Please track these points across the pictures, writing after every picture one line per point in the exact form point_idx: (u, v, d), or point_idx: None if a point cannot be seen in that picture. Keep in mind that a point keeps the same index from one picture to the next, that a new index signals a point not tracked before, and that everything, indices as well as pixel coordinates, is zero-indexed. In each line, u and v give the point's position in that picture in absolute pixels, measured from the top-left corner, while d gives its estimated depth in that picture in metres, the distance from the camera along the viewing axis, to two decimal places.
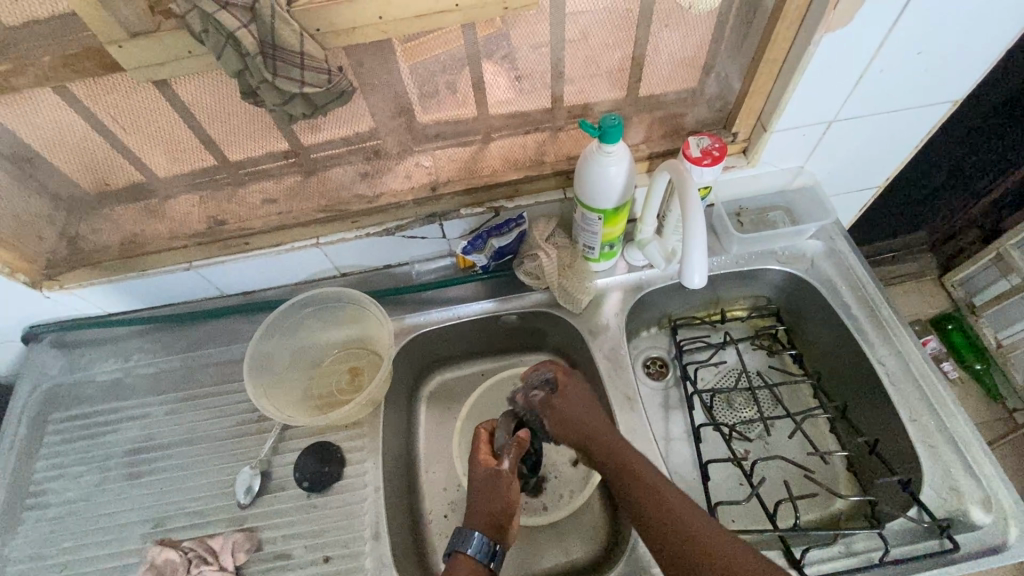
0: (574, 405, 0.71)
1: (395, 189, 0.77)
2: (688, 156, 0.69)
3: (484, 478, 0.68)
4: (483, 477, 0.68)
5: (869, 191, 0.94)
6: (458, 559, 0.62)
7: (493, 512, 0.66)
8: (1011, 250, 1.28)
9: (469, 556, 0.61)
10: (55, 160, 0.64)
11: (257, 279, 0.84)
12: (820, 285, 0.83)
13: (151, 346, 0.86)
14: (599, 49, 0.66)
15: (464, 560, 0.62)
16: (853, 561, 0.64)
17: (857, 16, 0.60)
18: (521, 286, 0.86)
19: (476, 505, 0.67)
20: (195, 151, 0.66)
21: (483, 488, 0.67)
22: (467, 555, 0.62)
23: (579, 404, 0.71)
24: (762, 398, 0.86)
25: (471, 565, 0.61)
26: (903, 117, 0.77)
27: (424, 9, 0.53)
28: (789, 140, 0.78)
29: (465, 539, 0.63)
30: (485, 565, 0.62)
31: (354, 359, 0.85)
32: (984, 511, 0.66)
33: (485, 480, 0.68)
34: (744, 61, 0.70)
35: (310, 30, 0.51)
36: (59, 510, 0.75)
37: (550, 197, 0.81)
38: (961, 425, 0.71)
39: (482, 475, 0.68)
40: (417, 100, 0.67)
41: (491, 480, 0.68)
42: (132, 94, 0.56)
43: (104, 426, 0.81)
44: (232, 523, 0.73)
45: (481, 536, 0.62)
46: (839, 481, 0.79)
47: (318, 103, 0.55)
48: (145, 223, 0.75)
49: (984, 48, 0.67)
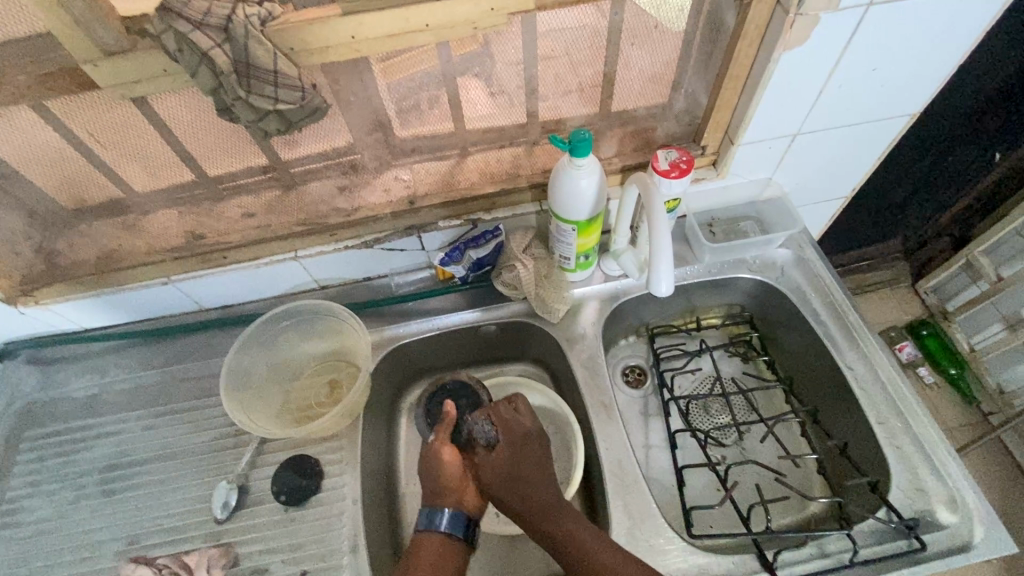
0: (512, 476, 0.68)
1: (373, 204, 0.78)
2: (656, 168, 0.71)
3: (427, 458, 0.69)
4: (431, 460, 0.69)
5: (836, 201, 0.97)
6: (426, 535, 0.65)
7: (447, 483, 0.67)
8: (979, 257, 1.31)
9: (439, 532, 0.65)
10: (32, 176, 0.64)
11: (237, 292, 0.85)
12: (790, 292, 0.85)
13: (129, 361, 0.85)
14: (570, 66, 0.68)
15: (437, 535, 0.65)
16: (825, 562, 0.65)
17: (814, 33, 0.63)
18: (500, 297, 0.87)
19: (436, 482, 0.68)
20: (172, 166, 0.67)
21: (431, 466, 0.68)
22: (438, 531, 0.65)
23: (515, 472, 0.68)
24: (737, 404, 0.87)
25: (441, 539, 0.65)
26: (864, 130, 0.80)
27: (395, 29, 0.54)
28: (756, 152, 0.80)
29: (433, 517, 0.66)
30: (459, 538, 0.65)
31: (333, 372, 0.85)
32: (951, 511, 0.67)
33: (431, 463, 0.68)
34: (709, 77, 0.73)
35: (284, 49, 0.53)
36: (31, 529, 0.74)
37: (526, 209, 0.82)
38: (925, 425, 0.73)
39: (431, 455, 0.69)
40: (393, 116, 0.68)
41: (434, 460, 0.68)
42: (108, 110, 0.57)
43: (79, 443, 0.80)
44: (209, 538, 0.73)
45: (450, 511, 0.66)
46: (812, 484, 0.80)
47: (292, 119, 0.56)
48: (123, 238, 0.75)
49: (935, 63, 0.71)
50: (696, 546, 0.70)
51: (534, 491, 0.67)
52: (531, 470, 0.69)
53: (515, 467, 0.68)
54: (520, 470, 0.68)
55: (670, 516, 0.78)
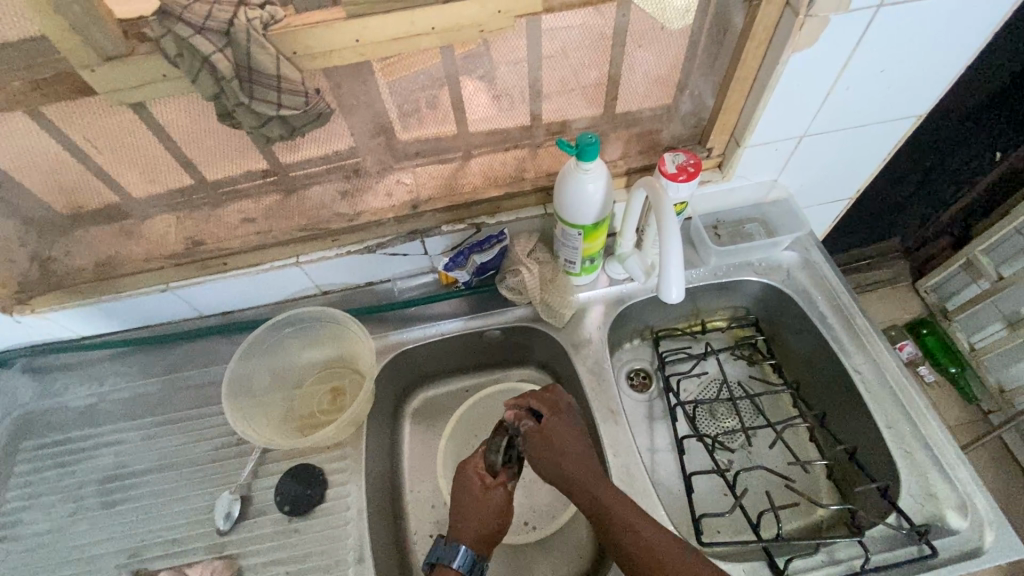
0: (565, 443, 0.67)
1: (375, 208, 0.77)
2: (664, 172, 0.71)
3: (468, 492, 0.69)
4: (475, 493, 0.68)
5: (840, 202, 0.96)
6: (440, 569, 0.64)
7: (480, 525, 0.67)
8: (980, 257, 1.31)
9: (451, 569, 0.64)
10: (28, 183, 0.62)
11: (237, 298, 0.83)
12: (796, 295, 0.84)
13: (127, 369, 0.84)
14: (576, 67, 0.67)
15: (445, 570, 0.64)
16: (836, 569, 0.65)
17: (825, 33, 0.62)
18: (504, 301, 0.86)
19: (467, 518, 0.67)
20: (171, 172, 0.66)
21: (472, 501, 0.68)
22: (450, 567, 0.64)
23: (564, 446, 0.67)
24: (743, 408, 0.86)
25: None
26: (870, 131, 0.79)
27: (400, 32, 0.53)
28: (762, 154, 0.80)
29: (449, 553, 0.64)
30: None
31: (336, 378, 0.84)
32: (961, 516, 0.67)
33: (475, 496, 0.68)
34: (716, 79, 0.72)
35: (287, 53, 0.52)
36: (30, 542, 0.73)
37: (530, 213, 0.82)
38: (935, 430, 0.72)
39: (478, 492, 0.68)
40: (396, 119, 0.67)
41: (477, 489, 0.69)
42: (106, 116, 0.56)
43: (78, 453, 0.79)
44: (211, 550, 0.71)
45: (467, 551, 0.64)
46: (821, 490, 0.80)
47: (295, 125, 0.55)
48: (120, 244, 0.74)
49: (944, 64, 0.70)
50: (705, 553, 0.69)
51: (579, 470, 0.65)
52: (581, 448, 0.67)
53: (559, 440, 0.67)
54: (568, 447, 0.67)
55: (676, 520, 0.78)
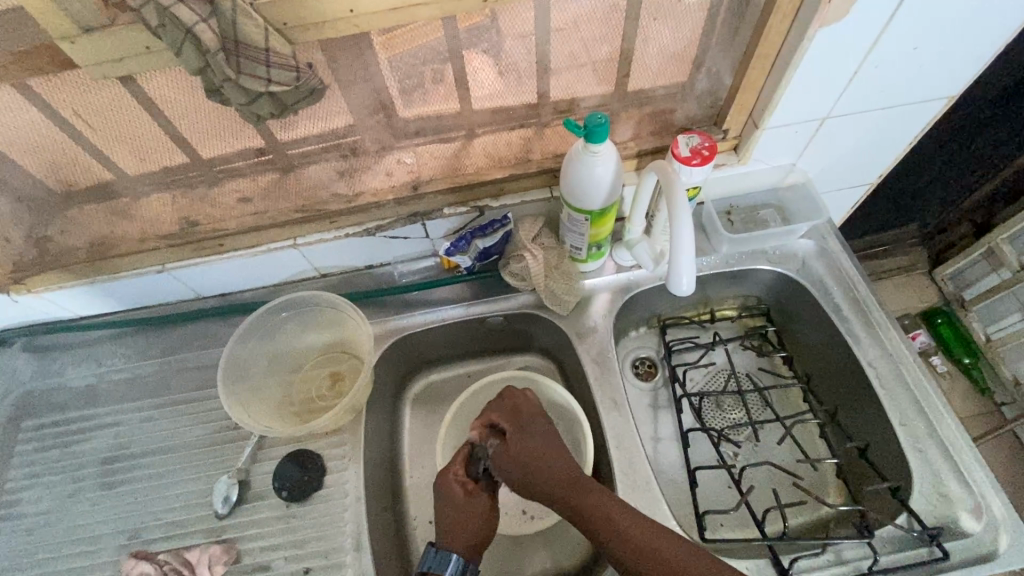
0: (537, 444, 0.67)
1: (375, 188, 0.74)
2: (676, 155, 0.67)
3: (457, 500, 0.66)
4: (461, 503, 0.66)
5: (861, 187, 0.92)
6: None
7: (473, 534, 0.65)
8: (1003, 245, 1.26)
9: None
10: (19, 160, 0.60)
11: (233, 281, 0.81)
12: (810, 285, 0.81)
13: (125, 351, 0.83)
14: (586, 41, 0.63)
15: None
16: (842, 570, 0.63)
17: (856, 7, 0.57)
18: (508, 286, 0.84)
19: (457, 529, 0.64)
20: (162, 149, 0.63)
21: (456, 511, 0.65)
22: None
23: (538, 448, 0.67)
24: (751, 401, 0.84)
25: None
26: (897, 113, 0.75)
27: (398, 2, 0.50)
28: (781, 137, 0.76)
29: (442, 559, 0.61)
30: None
31: (334, 364, 0.82)
32: (974, 518, 0.65)
33: (458, 503, 0.66)
34: (735, 55, 0.68)
35: (277, 24, 0.49)
36: (31, 522, 0.73)
37: (536, 195, 0.79)
38: (952, 430, 0.70)
39: (461, 500, 0.66)
40: (397, 95, 0.64)
41: (457, 495, 0.66)
42: (92, 90, 0.53)
43: (77, 433, 0.78)
44: (210, 533, 0.71)
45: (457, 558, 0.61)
46: (828, 488, 0.78)
47: (286, 102, 0.52)
48: (114, 224, 0.72)
49: (978, 45, 0.65)
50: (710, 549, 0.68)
51: (558, 475, 0.64)
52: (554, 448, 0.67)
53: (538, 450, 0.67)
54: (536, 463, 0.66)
55: (680, 512, 0.76)
